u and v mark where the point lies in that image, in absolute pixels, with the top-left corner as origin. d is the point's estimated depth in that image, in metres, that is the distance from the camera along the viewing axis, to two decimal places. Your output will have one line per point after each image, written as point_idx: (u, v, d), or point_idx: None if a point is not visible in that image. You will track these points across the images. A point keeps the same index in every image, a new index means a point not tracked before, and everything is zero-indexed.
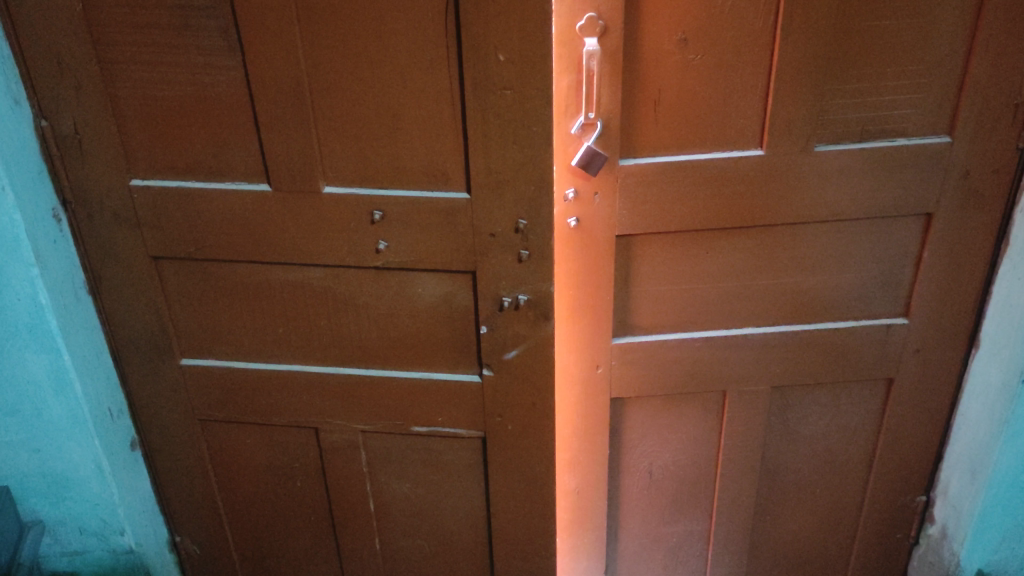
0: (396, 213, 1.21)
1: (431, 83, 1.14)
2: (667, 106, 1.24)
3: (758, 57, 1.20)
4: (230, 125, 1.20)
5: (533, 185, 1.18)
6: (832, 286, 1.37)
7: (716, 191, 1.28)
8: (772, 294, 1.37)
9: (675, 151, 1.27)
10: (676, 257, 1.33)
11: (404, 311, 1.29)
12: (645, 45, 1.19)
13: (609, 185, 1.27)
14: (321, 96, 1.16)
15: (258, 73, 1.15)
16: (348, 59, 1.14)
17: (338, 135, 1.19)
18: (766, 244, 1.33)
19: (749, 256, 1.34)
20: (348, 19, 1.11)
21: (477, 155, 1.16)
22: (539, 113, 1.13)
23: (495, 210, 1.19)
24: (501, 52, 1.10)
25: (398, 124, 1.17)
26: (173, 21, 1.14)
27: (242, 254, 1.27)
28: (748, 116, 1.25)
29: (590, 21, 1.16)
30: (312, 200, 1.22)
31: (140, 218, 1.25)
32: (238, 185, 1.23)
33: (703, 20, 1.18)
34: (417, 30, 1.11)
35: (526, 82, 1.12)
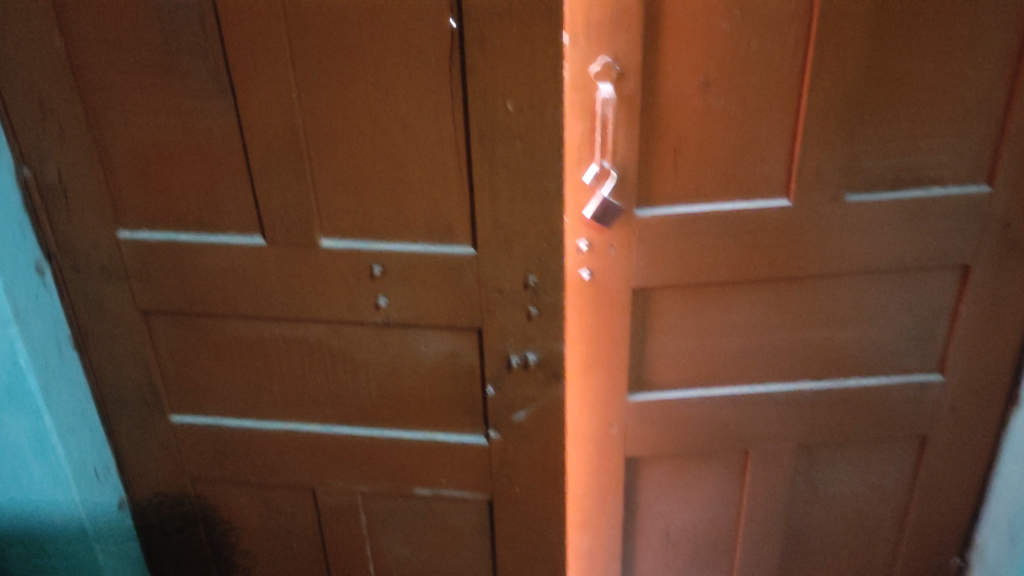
0: (397, 268, 1.14)
1: (435, 132, 1.07)
2: (687, 153, 1.16)
3: (785, 102, 1.13)
4: (223, 174, 1.13)
5: (543, 239, 1.10)
6: (862, 343, 1.29)
7: (738, 243, 1.20)
8: (798, 350, 1.29)
9: (695, 200, 1.19)
10: (695, 311, 1.26)
11: (407, 369, 1.21)
12: (664, 89, 1.12)
13: (625, 237, 1.19)
14: (318, 145, 1.10)
15: (253, 121, 1.08)
16: (348, 106, 1.07)
17: (337, 186, 1.12)
18: (792, 298, 1.25)
19: (774, 310, 1.26)
20: (348, 64, 1.04)
21: (484, 208, 1.09)
22: (550, 164, 1.06)
23: (503, 264, 1.12)
24: (510, 100, 1.03)
25: (400, 175, 1.10)
26: (162, 65, 1.07)
27: (236, 311, 1.20)
28: (773, 164, 1.17)
29: (605, 66, 1.09)
30: (309, 254, 1.15)
31: (128, 272, 1.19)
32: (231, 238, 1.16)
33: (728, 62, 1.10)
34: (420, 76, 1.04)
35: (536, 131, 1.05)
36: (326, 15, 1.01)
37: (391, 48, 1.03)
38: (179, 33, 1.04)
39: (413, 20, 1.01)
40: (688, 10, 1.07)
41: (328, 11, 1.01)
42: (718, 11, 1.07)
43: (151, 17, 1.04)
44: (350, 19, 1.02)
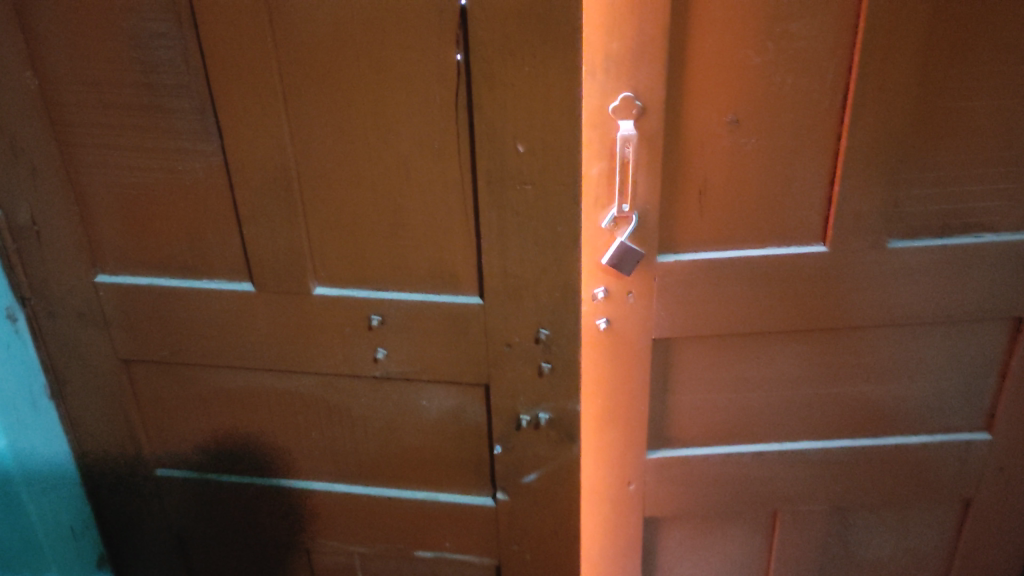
0: (397, 319, 1.05)
1: (439, 175, 0.98)
2: (715, 196, 1.06)
3: (820, 143, 1.04)
4: (209, 217, 1.04)
5: (556, 291, 1.01)
6: (902, 398, 1.18)
7: (770, 293, 1.10)
8: (831, 406, 1.19)
9: (723, 246, 1.09)
10: (720, 364, 1.16)
11: (408, 426, 1.12)
12: (690, 128, 1.03)
13: (645, 285, 1.09)
14: (312, 188, 1.01)
15: (240, 161, 0.99)
16: (344, 146, 0.98)
17: (331, 231, 1.03)
18: (826, 351, 1.15)
19: (807, 364, 1.16)
20: (345, 101, 0.96)
21: (492, 256, 1.00)
22: (564, 211, 0.97)
23: (513, 318, 1.03)
24: (520, 142, 0.94)
25: (400, 221, 1.01)
26: (142, 99, 0.98)
27: (224, 362, 1.12)
28: (808, 208, 1.07)
29: (626, 102, 0.99)
30: (301, 302, 1.06)
31: (108, 319, 1.11)
32: (219, 284, 1.07)
33: (759, 99, 1.01)
34: (423, 115, 0.96)
35: (550, 175, 0.95)
36: (320, 47, 0.93)
37: (391, 83, 0.94)
38: (161, 66, 0.96)
39: (414, 53, 0.93)
40: (716, 42, 0.98)
41: (322, 43, 0.93)
42: (749, 44, 0.98)
43: (131, 49, 0.96)
44: (346, 52, 0.93)
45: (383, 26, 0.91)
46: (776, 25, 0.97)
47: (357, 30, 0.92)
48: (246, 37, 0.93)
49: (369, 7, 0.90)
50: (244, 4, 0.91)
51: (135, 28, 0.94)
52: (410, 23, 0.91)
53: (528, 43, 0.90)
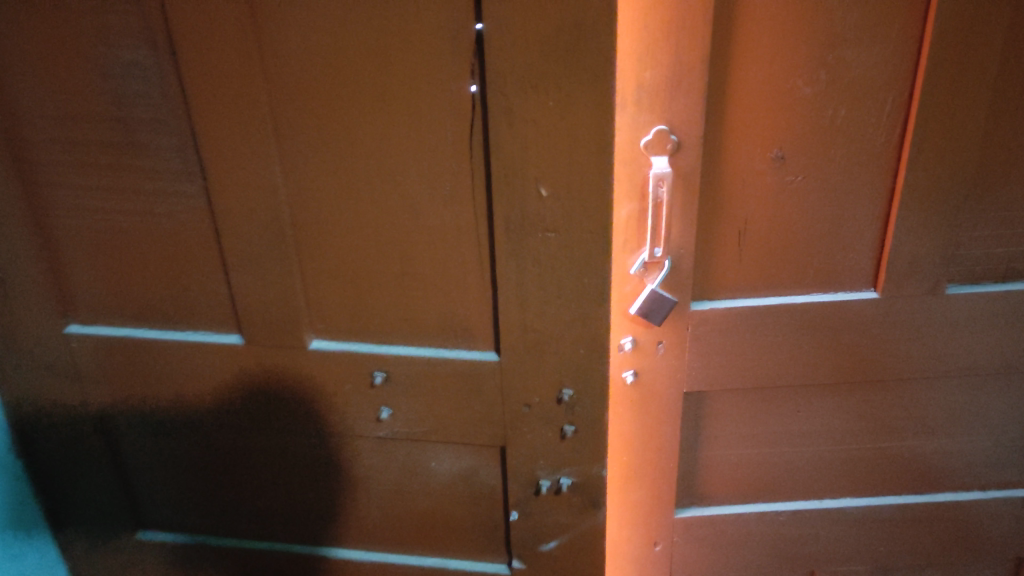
0: (403, 376, 0.95)
1: (451, 220, 0.87)
2: (755, 239, 0.96)
3: (874, 179, 0.93)
4: (192, 262, 0.94)
5: (582, 347, 0.90)
6: (953, 454, 1.08)
7: (814, 342, 1.00)
8: (876, 464, 1.09)
9: (763, 292, 0.99)
10: (755, 418, 1.05)
11: (414, 488, 1.02)
12: (730, 165, 0.92)
13: (678, 335, 0.99)
14: (307, 232, 0.91)
15: (225, 203, 0.89)
16: (342, 186, 0.88)
17: (328, 279, 0.93)
18: (872, 406, 1.05)
19: (851, 418, 1.06)
20: (342, 136, 0.86)
21: (509, 309, 0.89)
22: (592, 262, 0.86)
23: (533, 377, 0.92)
24: (543, 185, 0.83)
25: (407, 269, 0.91)
26: (115, 135, 0.88)
27: (211, 417, 1.02)
28: (858, 252, 0.97)
29: (659, 137, 0.89)
30: (294, 356, 0.96)
31: (82, 371, 1.01)
32: (202, 335, 0.98)
33: (808, 132, 0.91)
34: (432, 153, 0.85)
35: (576, 222, 0.85)
36: (314, 79, 0.83)
37: (395, 118, 0.84)
38: (135, 99, 0.86)
39: (422, 86, 0.82)
40: (763, 71, 0.88)
41: (316, 74, 0.83)
42: (798, 72, 0.88)
43: (99, 79, 0.85)
44: (344, 84, 0.83)
45: (384, 55, 0.81)
46: (830, 52, 0.87)
47: (355, 59, 0.82)
48: (229, 67, 0.82)
49: (369, 34, 0.80)
50: (228, 30, 0.81)
51: (104, 57, 0.84)
52: (417, 52, 0.81)
53: (553, 75, 0.79)
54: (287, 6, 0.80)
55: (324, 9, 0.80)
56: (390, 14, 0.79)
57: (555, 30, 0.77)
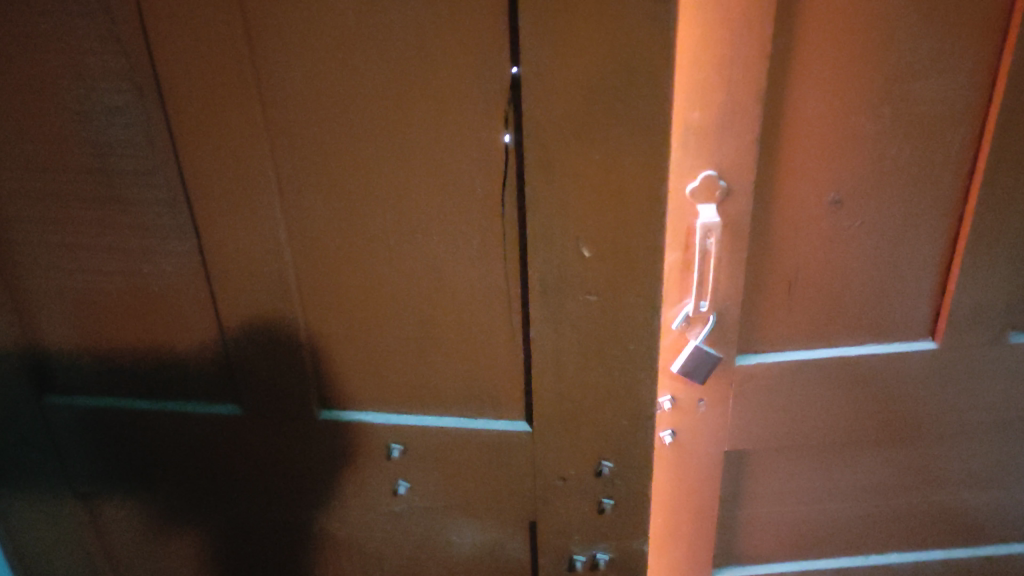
0: (422, 449, 0.86)
1: (479, 280, 0.79)
2: (807, 288, 0.87)
3: (936, 223, 0.85)
4: (185, 328, 0.84)
5: (625, 417, 0.82)
6: (1007, 505, 1.01)
7: (864, 395, 0.93)
8: (924, 517, 1.02)
9: (813, 343, 0.91)
10: (799, 474, 0.98)
11: (432, 562, 0.95)
12: (782, 210, 0.84)
13: (720, 392, 0.91)
14: (315, 293, 0.81)
15: (221, 266, 0.79)
16: (355, 245, 0.78)
17: (339, 343, 0.83)
18: (922, 459, 0.98)
19: (902, 472, 0.99)
20: (356, 190, 0.76)
21: (544, 377, 0.80)
22: (636, 327, 0.78)
23: (568, 449, 0.84)
24: (585, 246, 0.75)
25: (429, 333, 0.82)
26: (95, 190, 0.78)
27: (209, 489, 0.93)
28: (918, 300, 0.89)
29: (707, 183, 0.80)
30: (302, 427, 0.87)
31: (63, 444, 0.92)
32: (196, 405, 0.89)
33: (868, 174, 0.82)
34: (458, 209, 0.76)
35: (621, 286, 0.76)
36: (324, 127, 0.73)
37: (416, 171, 0.74)
38: (117, 149, 0.75)
39: (448, 135, 0.73)
40: (822, 109, 0.79)
41: (326, 122, 0.73)
42: (861, 110, 0.79)
43: (77, 127, 0.75)
44: (358, 132, 0.73)
45: (405, 101, 0.71)
46: (896, 87, 0.78)
47: (372, 106, 0.72)
48: (226, 115, 0.72)
49: (387, 78, 0.70)
50: (225, 73, 0.70)
51: (82, 103, 0.74)
52: (442, 98, 0.71)
53: (599, 125, 0.70)
54: (292, 46, 0.70)
55: (335, 50, 0.70)
56: (412, 55, 0.69)
57: (603, 75, 0.68)
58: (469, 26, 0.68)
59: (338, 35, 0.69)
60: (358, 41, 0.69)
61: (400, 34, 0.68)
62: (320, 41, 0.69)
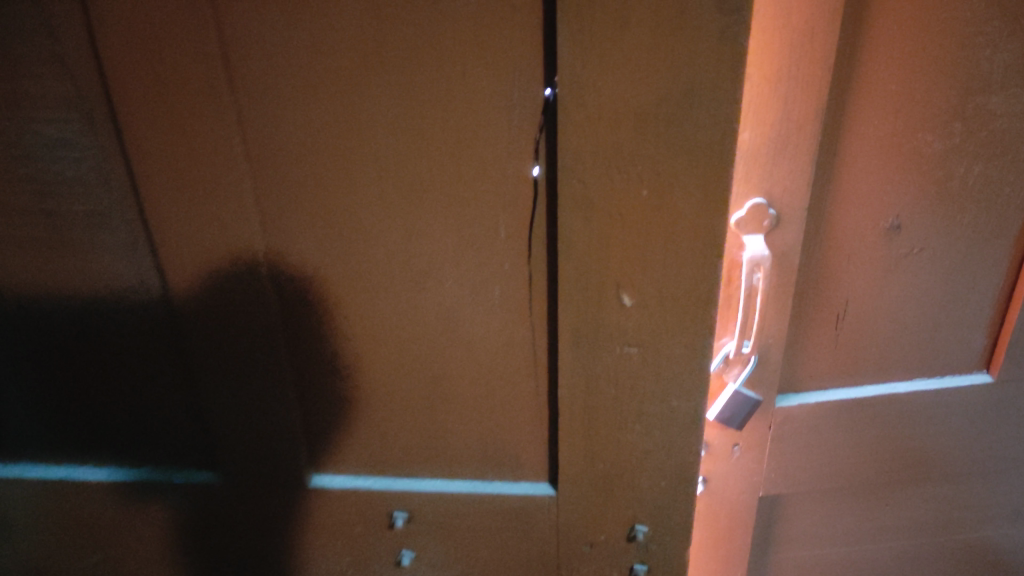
0: (429, 515, 0.76)
1: (498, 330, 0.68)
2: (855, 321, 0.79)
3: (1001, 248, 0.76)
4: (155, 384, 0.74)
5: (664, 479, 0.72)
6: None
7: (910, 434, 0.85)
8: (957, 549, 0.98)
9: (857, 379, 0.82)
10: (832, 511, 0.91)
11: None
12: (834, 238, 0.74)
13: (757, 436, 0.82)
14: (305, 345, 0.70)
15: (193, 323, 0.68)
16: (353, 292, 0.67)
17: (334, 399, 0.73)
18: (963, 491, 0.91)
19: (940, 507, 0.93)
20: (357, 233, 0.64)
21: (573, 438, 0.70)
22: (681, 381, 0.68)
23: (598, 514, 0.74)
24: (626, 294, 0.64)
25: (438, 389, 0.71)
26: (43, 236, 0.66)
27: (182, 561, 0.83)
28: (973, 331, 0.81)
29: (754, 212, 0.70)
30: (291, 495, 0.76)
31: (11, 519, 0.81)
32: (168, 471, 0.78)
33: (933, 196, 0.73)
34: (476, 252, 0.65)
35: (664, 338, 0.66)
36: (319, 158, 0.61)
37: (427, 210, 0.63)
38: (65, 189, 0.64)
39: (466, 170, 0.62)
40: (887, 124, 0.69)
41: (321, 152, 0.61)
42: (928, 126, 0.69)
43: (17, 162, 0.63)
44: (358, 164, 0.61)
45: (416, 134, 0.60)
46: (970, 100, 0.68)
47: (375, 135, 0.60)
48: (197, 148, 0.59)
49: (395, 108, 0.59)
50: (198, 98, 0.58)
51: (21, 135, 0.62)
52: (459, 127, 0.60)
53: (650, 158, 0.59)
54: (280, 71, 0.58)
55: (332, 76, 0.58)
56: (426, 82, 0.58)
57: (658, 101, 0.57)
58: (495, 47, 0.57)
59: (335, 58, 0.57)
60: (360, 66, 0.57)
61: (410, 56, 0.57)
62: (314, 65, 0.58)
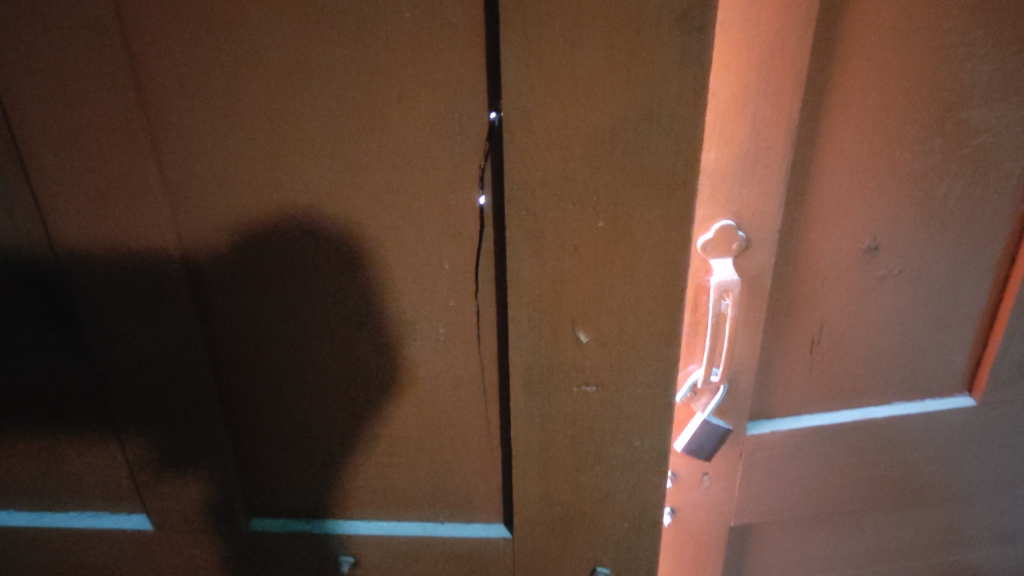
0: (375, 558, 0.72)
1: (446, 367, 0.63)
2: (830, 345, 0.74)
3: (982, 269, 0.73)
4: (73, 431, 0.68)
5: (626, 520, 0.68)
6: (1009, 546, 0.93)
7: (888, 460, 0.81)
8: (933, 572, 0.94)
9: (833, 404, 0.78)
10: (803, 537, 0.88)
11: None
12: (806, 260, 0.70)
13: (727, 466, 0.78)
14: (237, 381, 0.65)
15: (109, 367, 0.62)
16: (290, 330, 0.62)
17: (271, 440, 0.68)
18: (941, 516, 0.88)
19: (917, 532, 0.89)
20: (290, 264, 0.59)
21: (528, 480, 0.66)
22: (643, 421, 0.63)
23: (556, 557, 0.70)
24: (581, 331, 0.59)
25: (383, 428, 0.67)
26: None
27: None
28: (953, 353, 0.77)
29: (723, 235, 0.66)
30: (227, 541, 0.71)
31: None
32: (97, 516, 0.73)
33: (909, 216, 0.69)
34: (419, 286, 0.60)
35: (624, 377, 0.61)
36: (242, 182, 0.56)
37: (364, 241, 0.58)
38: None
39: (406, 199, 0.56)
40: (864, 142, 0.65)
41: (245, 175, 0.56)
42: (907, 142, 0.65)
43: None
44: (285, 189, 0.56)
45: (350, 159, 0.55)
46: (951, 115, 0.65)
47: (304, 157, 0.55)
48: (107, 176, 0.53)
49: (327, 131, 0.54)
50: (108, 121, 0.52)
51: None
52: (394, 151, 0.55)
53: (606, 188, 0.54)
54: (200, 86, 0.53)
55: (258, 96, 0.53)
56: (360, 104, 0.53)
57: (614, 127, 0.52)
58: (434, 67, 0.51)
59: (260, 78, 0.52)
60: (287, 86, 0.52)
61: (341, 75, 0.52)
62: (238, 85, 0.53)
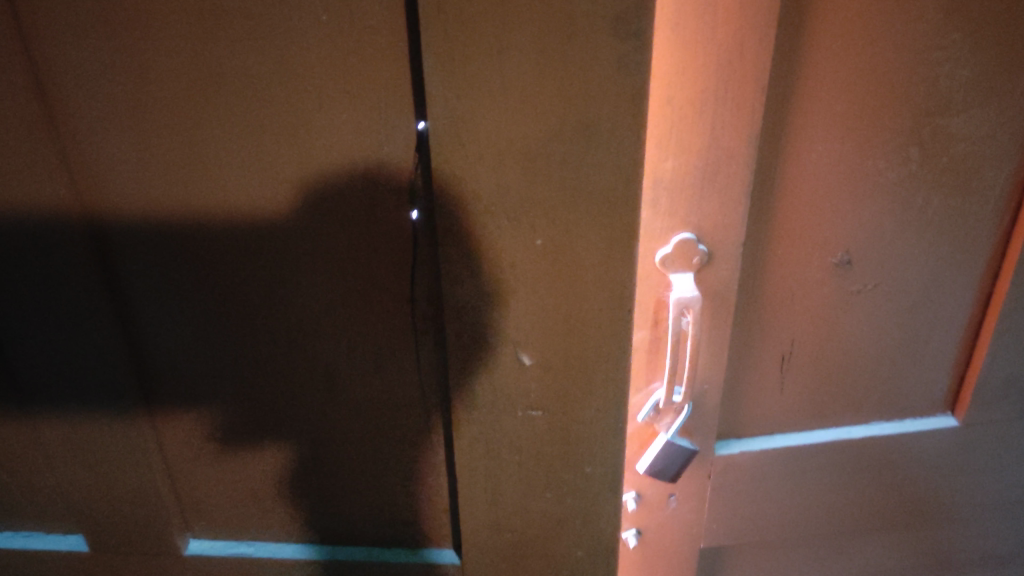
0: None
1: (387, 386, 0.60)
2: (802, 362, 0.73)
3: (960, 285, 0.71)
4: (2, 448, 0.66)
5: (581, 548, 0.64)
6: (982, 565, 0.92)
7: (865, 480, 0.80)
8: None
9: (810, 424, 0.77)
10: (773, 555, 0.87)
11: None
12: (774, 274, 0.67)
13: (695, 486, 0.76)
14: (168, 400, 0.62)
15: (34, 379, 0.60)
16: (219, 349, 0.59)
17: (204, 462, 0.65)
18: (914, 535, 0.87)
19: (889, 551, 0.88)
20: (216, 276, 0.56)
21: (474, 507, 0.63)
22: (595, 448, 0.59)
23: None
24: (523, 353, 0.56)
25: (326, 446, 0.64)
26: None
27: None
28: (933, 373, 0.76)
29: (682, 248, 0.61)
30: (163, 563, 0.69)
31: None
32: (30, 538, 0.70)
33: (883, 228, 0.67)
34: (355, 302, 0.57)
35: (571, 403, 0.58)
36: (155, 191, 0.52)
37: (292, 252, 0.55)
38: None
39: (333, 211, 0.53)
40: (835, 150, 0.62)
41: (157, 185, 0.52)
42: (881, 151, 0.63)
43: None
44: (203, 199, 0.53)
45: (270, 168, 0.51)
46: (928, 122, 0.62)
47: (220, 167, 0.51)
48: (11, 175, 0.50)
49: (244, 139, 0.50)
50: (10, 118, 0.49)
51: None
52: (319, 159, 0.51)
53: (544, 204, 0.50)
54: (103, 88, 0.49)
55: (169, 105, 0.49)
56: (277, 112, 0.49)
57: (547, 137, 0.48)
58: (357, 73, 0.48)
59: (168, 84, 0.49)
60: (199, 93, 0.49)
61: (257, 82, 0.48)
62: (146, 93, 0.49)
